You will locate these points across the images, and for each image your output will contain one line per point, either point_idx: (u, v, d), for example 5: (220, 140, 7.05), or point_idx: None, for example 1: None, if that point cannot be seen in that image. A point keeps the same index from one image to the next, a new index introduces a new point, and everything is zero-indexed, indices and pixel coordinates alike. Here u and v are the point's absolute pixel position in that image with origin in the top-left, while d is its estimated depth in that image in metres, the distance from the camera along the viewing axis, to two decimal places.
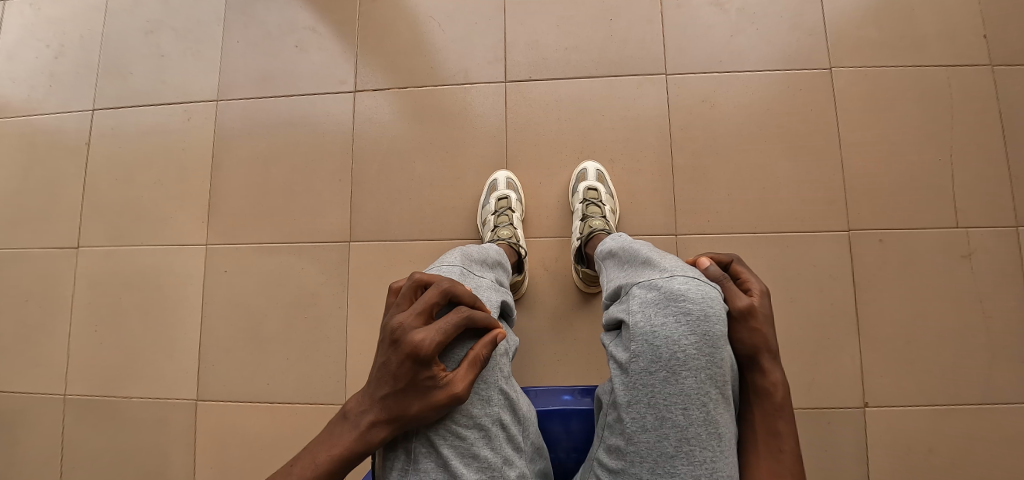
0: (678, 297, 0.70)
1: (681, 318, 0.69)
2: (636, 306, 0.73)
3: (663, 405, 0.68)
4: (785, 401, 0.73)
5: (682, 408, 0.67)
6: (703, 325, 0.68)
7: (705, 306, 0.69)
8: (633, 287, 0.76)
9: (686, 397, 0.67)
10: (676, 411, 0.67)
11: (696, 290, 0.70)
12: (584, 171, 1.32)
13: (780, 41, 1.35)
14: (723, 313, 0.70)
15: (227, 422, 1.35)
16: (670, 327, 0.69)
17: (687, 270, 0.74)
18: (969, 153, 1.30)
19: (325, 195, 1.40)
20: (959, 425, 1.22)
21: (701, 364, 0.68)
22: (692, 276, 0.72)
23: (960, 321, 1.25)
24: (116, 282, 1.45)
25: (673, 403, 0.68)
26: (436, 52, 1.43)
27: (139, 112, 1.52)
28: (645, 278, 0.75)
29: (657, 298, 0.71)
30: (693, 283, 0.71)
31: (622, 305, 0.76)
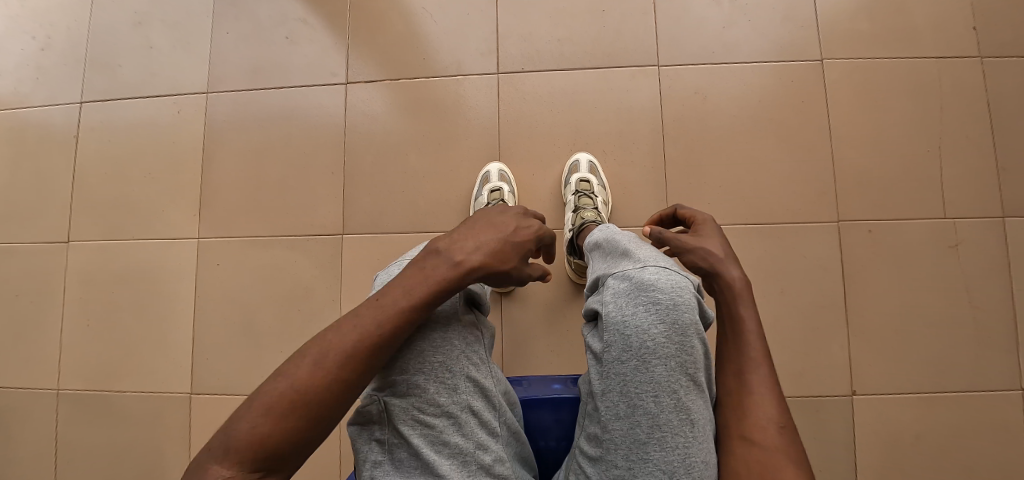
0: (648, 286, 0.71)
1: (651, 308, 0.69)
2: (609, 297, 0.73)
3: (635, 393, 0.69)
4: (748, 291, 0.75)
5: (652, 395, 0.68)
6: (673, 313, 0.69)
7: (675, 295, 0.69)
8: (608, 278, 0.77)
9: (656, 385, 0.68)
10: (647, 399, 0.68)
11: (666, 280, 0.71)
12: (576, 162, 1.32)
13: (773, 34, 1.35)
14: (693, 301, 0.70)
15: (225, 416, 1.36)
16: (640, 317, 0.70)
17: (659, 261, 0.75)
18: (957, 145, 1.31)
19: (319, 189, 1.40)
20: (944, 412, 1.25)
21: (672, 351, 0.68)
22: (664, 266, 0.73)
23: (947, 311, 1.28)
24: (109, 277, 1.45)
25: (644, 391, 0.68)
26: (429, 44, 1.43)
27: (129, 106, 1.51)
28: (620, 268, 0.76)
29: (629, 289, 0.72)
30: (664, 273, 0.72)
31: (598, 296, 0.77)
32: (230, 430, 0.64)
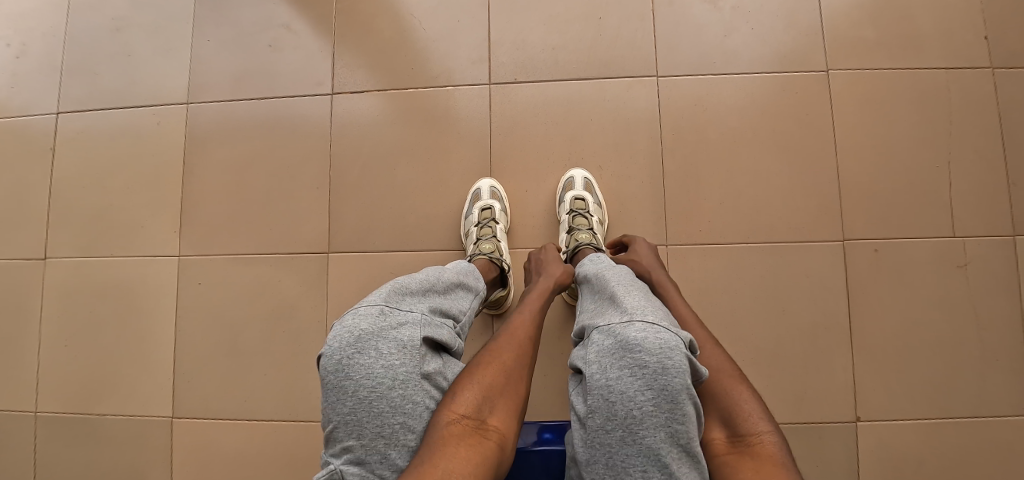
0: (633, 347, 0.66)
1: (636, 372, 0.65)
2: (593, 357, 0.69)
3: (621, 467, 0.64)
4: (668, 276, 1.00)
5: (640, 470, 0.63)
6: (661, 379, 0.63)
7: (662, 358, 0.64)
8: (593, 333, 0.72)
9: (644, 458, 0.63)
10: (634, 474, 0.63)
11: (653, 340, 0.66)
12: (571, 179, 1.27)
13: (776, 42, 1.30)
14: (684, 364, 0.65)
15: (205, 440, 1.31)
16: (625, 382, 0.65)
17: (648, 316, 0.70)
18: (966, 159, 1.26)
19: (302, 203, 1.34)
20: (952, 438, 1.20)
21: (660, 420, 0.63)
22: (651, 323, 0.68)
23: (956, 333, 1.23)
24: (85, 295, 1.39)
25: (631, 464, 0.63)
26: (417, 51, 1.36)
27: (105, 114, 1.44)
28: (605, 323, 0.72)
29: (613, 348, 0.68)
30: (652, 330, 0.67)
31: (582, 352, 0.73)
32: (449, 407, 0.69)
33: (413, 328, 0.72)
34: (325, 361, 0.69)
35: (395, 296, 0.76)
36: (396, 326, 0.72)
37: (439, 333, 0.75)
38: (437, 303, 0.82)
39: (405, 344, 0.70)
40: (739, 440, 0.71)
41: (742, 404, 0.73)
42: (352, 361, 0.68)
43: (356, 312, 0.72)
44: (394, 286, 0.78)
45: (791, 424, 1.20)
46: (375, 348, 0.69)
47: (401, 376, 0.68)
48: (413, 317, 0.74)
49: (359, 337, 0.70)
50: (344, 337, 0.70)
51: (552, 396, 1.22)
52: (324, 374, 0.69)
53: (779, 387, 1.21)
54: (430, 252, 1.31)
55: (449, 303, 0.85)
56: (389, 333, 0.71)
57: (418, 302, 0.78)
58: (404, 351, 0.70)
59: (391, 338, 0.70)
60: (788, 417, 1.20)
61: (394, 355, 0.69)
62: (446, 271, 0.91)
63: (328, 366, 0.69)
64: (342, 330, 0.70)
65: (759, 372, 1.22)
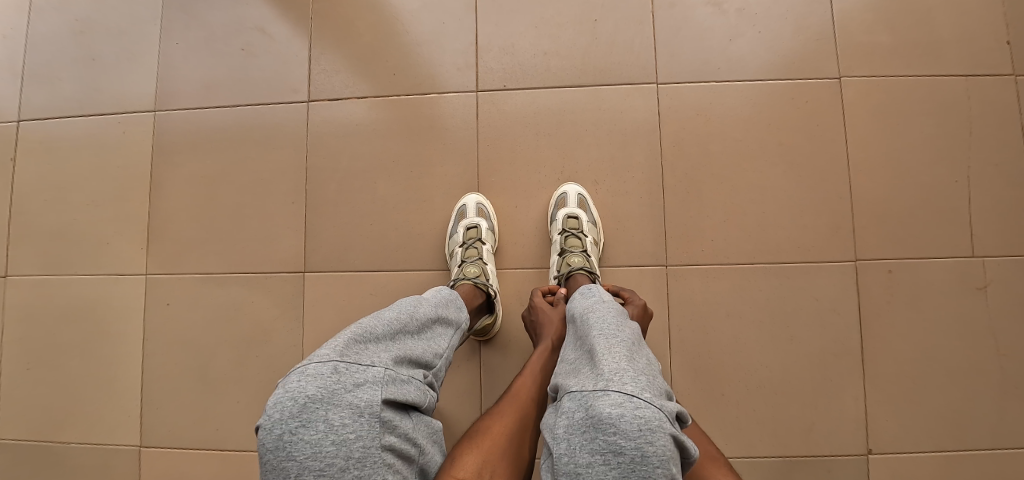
0: (608, 428, 0.59)
1: (611, 460, 0.58)
2: (563, 432, 0.62)
3: None
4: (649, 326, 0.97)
5: None
6: (639, 469, 0.57)
7: (641, 444, 0.58)
8: (565, 399, 0.65)
9: None
10: None
11: (631, 421, 0.59)
12: (564, 195, 1.19)
13: (784, 47, 1.21)
14: (664, 449, 0.58)
15: (173, 472, 1.23)
16: (599, 471, 0.58)
17: (626, 384, 0.62)
18: (987, 174, 1.18)
19: (277, 219, 1.26)
20: (969, 472, 1.12)
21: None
22: (629, 395, 0.61)
23: (974, 360, 1.15)
24: (48, 316, 1.31)
25: None
26: (400, 56, 1.28)
27: (69, 123, 1.34)
28: (579, 390, 0.64)
29: (586, 425, 0.61)
30: (629, 406, 0.60)
31: (553, 419, 0.66)
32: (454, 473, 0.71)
33: (373, 390, 0.67)
34: (264, 435, 0.64)
35: (353, 346, 0.71)
36: (353, 389, 0.67)
37: (402, 392, 0.71)
38: (403, 347, 0.76)
39: (361, 412, 0.65)
40: None
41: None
42: (295, 437, 0.63)
43: (303, 372, 0.67)
44: (353, 334, 0.72)
45: (798, 457, 1.13)
46: (324, 420, 0.64)
47: (356, 454, 0.64)
48: (373, 375, 0.69)
49: (304, 405, 0.64)
50: (287, 406, 0.64)
51: None
52: (263, 450, 0.64)
53: (785, 417, 1.14)
54: (413, 272, 1.23)
55: (419, 347, 0.79)
56: (343, 399, 0.66)
57: (381, 352, 0.73)
58: (359, 421, 0.65)
59: (345, 405, 0.65)
60: (794, 450, 1.13)
61: (348, 427, 0.64)
62: (420, 305, 0.84)
63: (268, 441, 0.64)
64: (287, 397, 0.65)
65: (764, 401, 1.14)
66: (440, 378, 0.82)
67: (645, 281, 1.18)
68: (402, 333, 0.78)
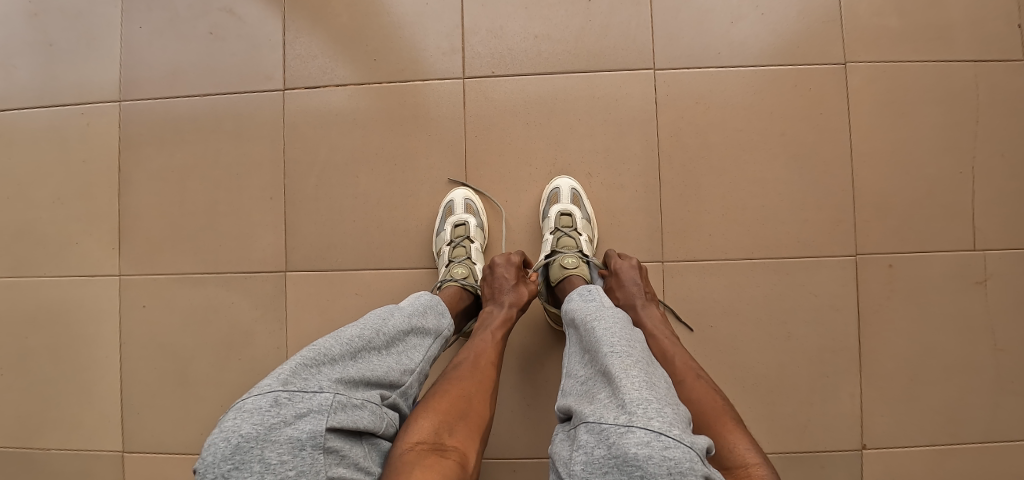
0: (635, 470, 0.57)
1: None
2: (580, 469, 0.60)
3: None
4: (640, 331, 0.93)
5: None
6: None
7: None
8: (581, 430, 0.63)
9: None
10: None
11: (659, 463, 0.56)
12: (556, 190, 1.14)
13: (787, 31, 1.15)
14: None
15: (157, 477, 1.19)
16: None
17: (652, 419, 0.60)
18: (991, 164, 1.14)
19: (255, 216, 1.20)
20: (961, 465, 1.13)
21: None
22: (656, 432, 0.59)
23: (970, 353, 1.14)
24: (17, 319, 1.25)
25: None
26: (380, 40, 1.19)
27: (27, 114, 1.26)
28: (599, 420, 0.62)
29: (609, 465, 0.59)
30: (656, 446, 0.57)
31: (567, 449, 0.64)
32: (411, 432, 0.70)
33: (317, 420, 0.63)
34: (199, 478, 0.61)
35: (300, 372, 0.67)
36: (291, 421, 0.63)
37: (353, 418, 0.66)
38: (361, 367, 0.72)
39: (302, 446, 0.62)
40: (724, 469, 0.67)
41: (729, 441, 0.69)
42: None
43: (239, 409, 0.63)
44: (304, 359, 0.68)
45: (792, 453, 1.12)
46: (259, 460, 0.60)
47: None
48: (320, 403, 0.65)
49: (237, 446, 0.60)
50: (220, 447, 0.61)
51: (535, 428, 1.12)
52: None
53: (781, 414, 1.12)
54: (400, 271, 1.18)
55: (384, 365, 0.74)
56: (281, 434, 0.62)
57: (330, 373, 0.69)
58: (298, 457, 0.61)
59: (285, 440, 0.61)
60: (789, 446, 1.12)
61: (287, 464, 0.61)
62: (390, 317, 0.79)
63: None
64: (219, 437, 0.61)
65: (759, 399, 1.12)
66: (410, 394, 0.78)
67: None
68: (366, 351, 0.74)
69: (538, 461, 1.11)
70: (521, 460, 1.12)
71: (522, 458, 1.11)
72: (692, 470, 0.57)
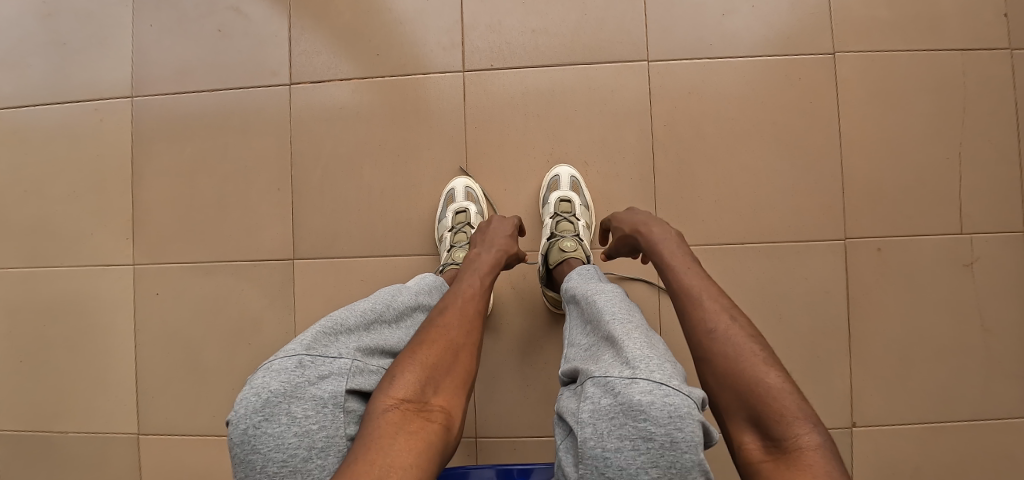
0: (639, 416, 0.62)
1: (641, 447, 0.61)
2: (587, 416, 0.65)
3: None
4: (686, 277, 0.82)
5: None
6: (668, 455, 0.61)
7: (671, 430, 0.61)
8: (587, 383, 0.68)
9: None
10: None
11: (661, 408, 0.62)
12: (556, 177, 1.17)
13: (778, 22, 1.18)
14: (693, 435, 0.61)
15: (172, 459, 1.24)
16: (627, 456, 0.62)
17: (654, 371, 0.65)
18: (979, 150, 1.17)
19: (264, 207, 1.24)
20: (950, 443, 1.16)
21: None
22: (657, 381, 0.64)
23: (958, 334, 1.17)
24: (36, 309, 1.30)
25: None
26: (382, 36, 1.23)
27: (43, 111, 1.30)
28: (604, 374, 0.67)
29: (615, 411, 0.64)
30: (658, 394, 0.63)
31: (574, 402, 0.68)
32: (391, 390, 0.69)
33: (337, 381, 0.69)
34: (231, 429, 0.66)
35: (321, 339, 0.72)
36: (314, 381, 0.69)
37: (370, 382, 0.72)
38: (376, 337, 0.77)
39: (324, 403, 0.68)
40: (776, 445, 0.65)
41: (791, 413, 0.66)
42: (259, 431, 0.65)
43: (269, 368, 0.69)
44: (323, 328, 0.74)
45: None
46: (287, 413, 0.66)
47: (319, 443, 0.66)
48: (339, 366, 0.70)
49: (267, 401, 0.66)
50: (251, 401, 0.66)
51: (535, 408, 1.16)
52: (232, 444, 0.67)
53: None
54: (404, 258, 1.22)
55: (396, 336, 0.79)
56: (306, 392, 0.68)
57: (349, 341, 0.74)
58: (321, 413, 0.67)
59: (309, 398, 0.67)
60: None
61: (310, 419, 0.66)
62: (401, 293, 0.84)
63: (234, 436, 0.66)
64: (251, 393, 0.67)
65: None
66: None
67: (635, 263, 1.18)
68: (378, 323, 0.78)
69: (539, 441, 1.15)
70: (522, 440, 1.16)
71: (524, 438, 1.16)
72: (689, 417, 0.63)
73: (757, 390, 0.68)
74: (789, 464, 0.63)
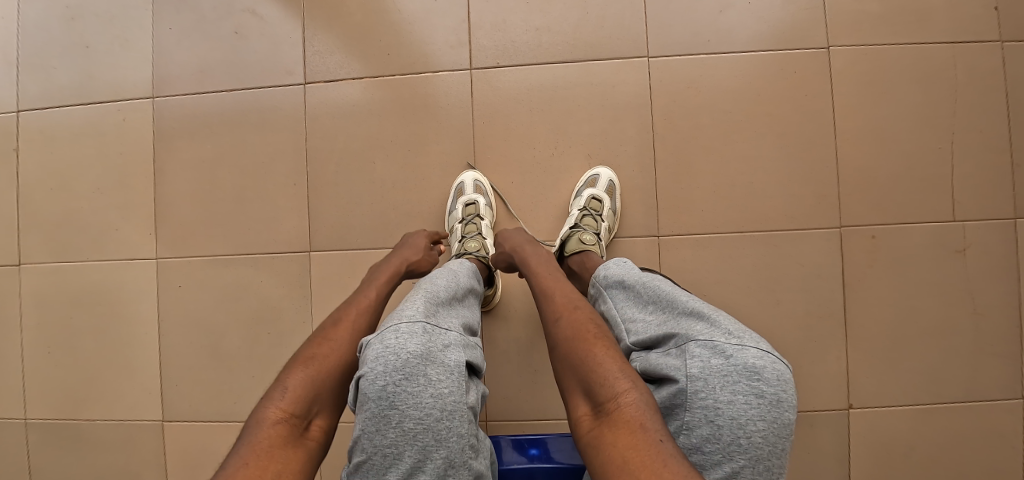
0: (751, 375, 0.65)
1: (752, 402, 0.64)
2: (697, 370, 0.66)
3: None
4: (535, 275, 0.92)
5: None
6: (775, 412, 0.63)
7: (780, 391, 0.64)
8: (689, 345, 0.69)
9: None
10: None
11: (772, 371, 0.65)
12: (595, 177, 1.22)
13: (773, 18, 1.22)
14: (795, 398, 0.65)
15: (195, 443, 1.30)
16: (739, 409, 0.64)
17: (759, 341, 0.68)
18: (970, 140, 1.21)
19: (280, 201, 1.29)
20: (943, 423, 1.20)
21: (766, 453, 0.63)
22: (764, 348, 0.67)
23: (951, 318, 1.21)
24: (64, 300, 1.36)
25: None
26: (392, 36, 1.28)
27: (68, 111, 1.36)
28: (708, 336, 0.68)
29: (725, 369, 0.66)
30: (768, 359, 0.66)
31: (675, 360, 0.69)
32: (269, 399, 0.71)
33: (459, 350, 0.69)
34: (366, 385, 0.64)
35: (432, 309, 0.73)
36: (442, 347, 0.68)
37: (478, 355, 0.73)
38: (464, 315, 0.79)
39: (454, 370, 0.67)
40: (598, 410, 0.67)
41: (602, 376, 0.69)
42: (398, 389, 0.64)
43: (398, 330, 0.67)
44: (430, 300, 0.74)
45: None
46: (424, 374, 0.65)
47: (450, 406, 0.65)
48: (456, 337, 0.71)
49: (407, 361, 0.65)
50: (389, 360, 0.65)
51: (543, 391, 1.21)
52: (366, 399, 0.64)
53: None
54: None
55: (473, 316, 0.82)
56: (438, 357, 0.67)
57: (451, 316, 0.75)
58: (453, 377, 0.66)
59: (440, 362, 0.67)
60: None
61: (443, 382, 0.66)
62: (462, 277, 0.88)
63: (370, 391, 0.64)
64: (387, 352, 0.65)
65: None
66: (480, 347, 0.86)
67: (637, 251, 1.23)
68: (459, 302, 0.81)
69: (546, 423, 1.20)
70: (530, 422, 1.21)
71: (531, 420, 1.20)
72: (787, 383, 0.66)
73: (579, 363, 0.71)
74: (607, 423, 0.65)
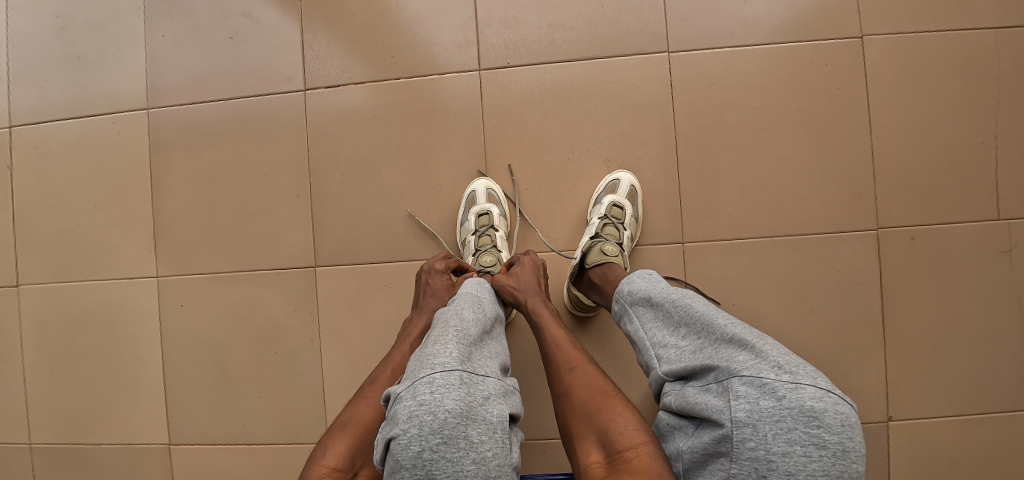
0: (809, 421, 0.58)
1: (812, 452, 0.57)
2: (745, 414, 0.60)
3: None
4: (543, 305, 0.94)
5: None
6: (839, 464, 0.57)
7: (844, 439, 0.57)
8: (733, 382, 0.62)
9: None
10: None
11: (834, 415, 0.58)
12: (615, 182, 1.15)
13: (803, 7, 1.14)
14: (862, 445, 0.58)
15: (203, 467, 1.25)
16: (796, 462, 0.57)
17: (816, 378, 0.61)
18: (1014, 133, 1.13)
19: (283, 214, 1.24)
20: (989, 434, 1.13)
21: None
22: (822, 386, 0.60)
23: (996, 323, 1.14)
24: (64, 322, 1.31)
25: None
26: (396, 37, 1.21)
27: (61, 125, 1.30)
28: (755, 372, 0.61)
29: (778, 413, 0.59)
30: (829, 401, 0.58)
31: (720, 400, 0.62)
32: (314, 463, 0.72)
33: (499, 403, 0.63)
34: (399, 450, 0.58)
35: (466, 354, 0.67)
36: (481, 401, 0.62)
37: (515, 403, 0.67)
38: (496, 353, 0.73)
39: (495, 428, 0.61)
40: (612, 459, 0.66)
41: (619, 425, 0.68)
42: (436, 455, 0.58)
43: (432, 383, 0.61)
44: (463, 341, 0.68)
45: None
46: (464, 437, 0.59)
47: (493, 472, 0.60)
48: (494, 386, 0.65)
49: (445, 422, 0.58)
50: (426, 421, 0.58)
51: None
52: (399, 467, 0.58)
53: None
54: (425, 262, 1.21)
55: (502, 350, 0.76)
56: (478, 413, 0.61)
57: (485, 358, 0.69)
58: (495, 437, 0.61)
59: (481, 420, 0.61)
60: None
61: (486, 444, 0.60)
62: (485, 304, 0.82)
63: (404, 458, 0.58)
64: (423, 411, 0.59)
65: None
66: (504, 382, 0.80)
67: (660, 259, 1.17)
68: (487, 336, 0.75)
69: None
70: (551, 442, 1.15)
71: (552, 440, 1.15)
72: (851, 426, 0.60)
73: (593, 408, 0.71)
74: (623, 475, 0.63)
